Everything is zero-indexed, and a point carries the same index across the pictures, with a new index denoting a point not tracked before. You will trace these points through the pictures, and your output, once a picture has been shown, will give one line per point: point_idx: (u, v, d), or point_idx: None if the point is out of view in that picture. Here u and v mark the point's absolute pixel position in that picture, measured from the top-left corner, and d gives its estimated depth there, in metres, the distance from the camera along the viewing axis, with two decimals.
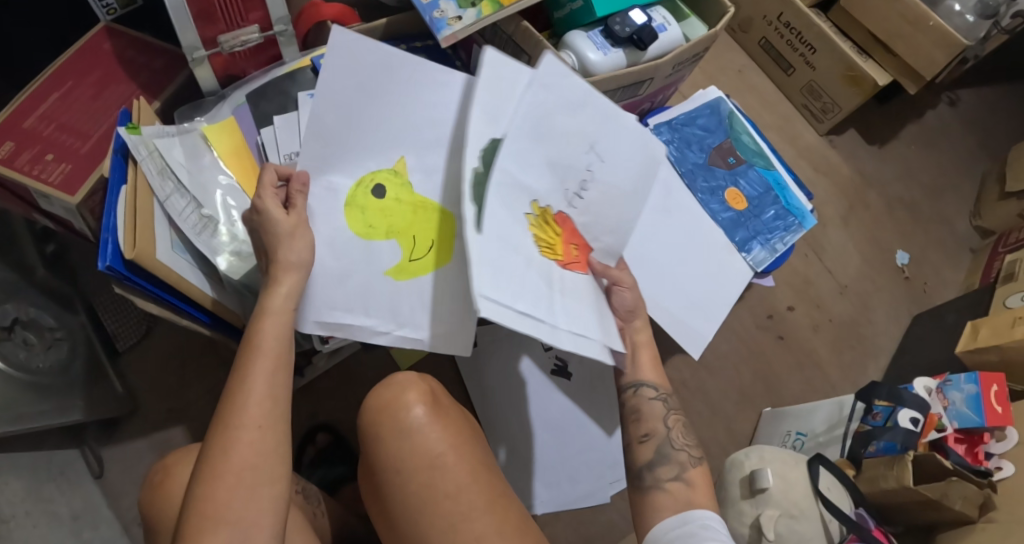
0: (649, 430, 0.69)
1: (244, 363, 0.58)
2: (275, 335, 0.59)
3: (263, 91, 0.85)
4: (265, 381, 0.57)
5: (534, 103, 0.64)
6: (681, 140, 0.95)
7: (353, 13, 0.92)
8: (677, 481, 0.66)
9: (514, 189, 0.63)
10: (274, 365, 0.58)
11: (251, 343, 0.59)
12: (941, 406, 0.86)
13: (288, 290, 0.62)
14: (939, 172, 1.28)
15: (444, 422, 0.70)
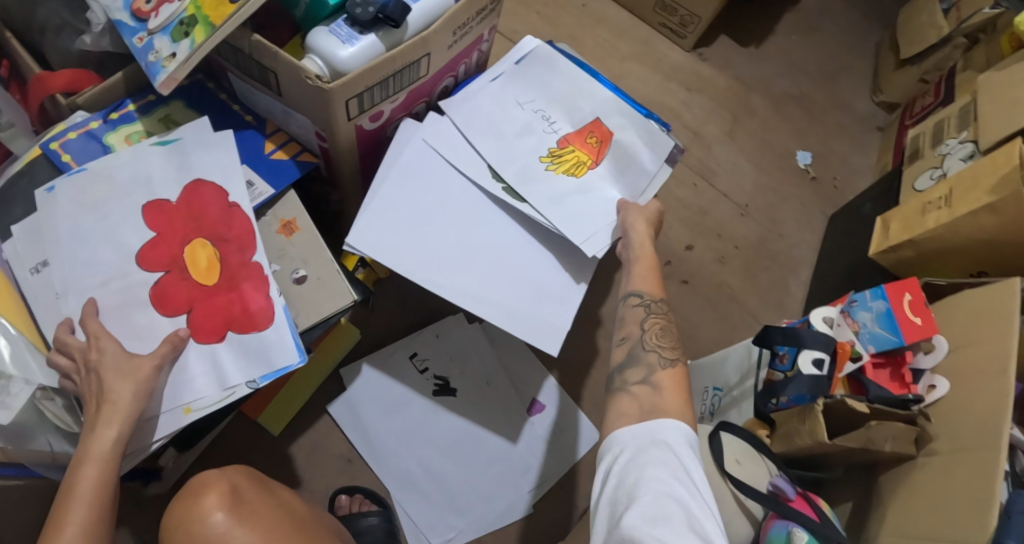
0: (626, 334, 0.70)
1: (59, 509, 0.59)
2: (95, 483, 0.59)
3: (4, 196, 0.74)
4: (79, 528, 0.58)
5: (463, 114, 0.82)
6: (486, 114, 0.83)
7: (90, 75, 0.81)
8: (644, 384, 0.65)
9: (523, 165, 0.81)
10: (91, 514, 0.59)
11: (69, 493, 0.59)
12: (852, 332, 0.73)
13: (118, 430, 0.60)
14: (826, 53, 1.14)
15: (255, 519, 0.59)
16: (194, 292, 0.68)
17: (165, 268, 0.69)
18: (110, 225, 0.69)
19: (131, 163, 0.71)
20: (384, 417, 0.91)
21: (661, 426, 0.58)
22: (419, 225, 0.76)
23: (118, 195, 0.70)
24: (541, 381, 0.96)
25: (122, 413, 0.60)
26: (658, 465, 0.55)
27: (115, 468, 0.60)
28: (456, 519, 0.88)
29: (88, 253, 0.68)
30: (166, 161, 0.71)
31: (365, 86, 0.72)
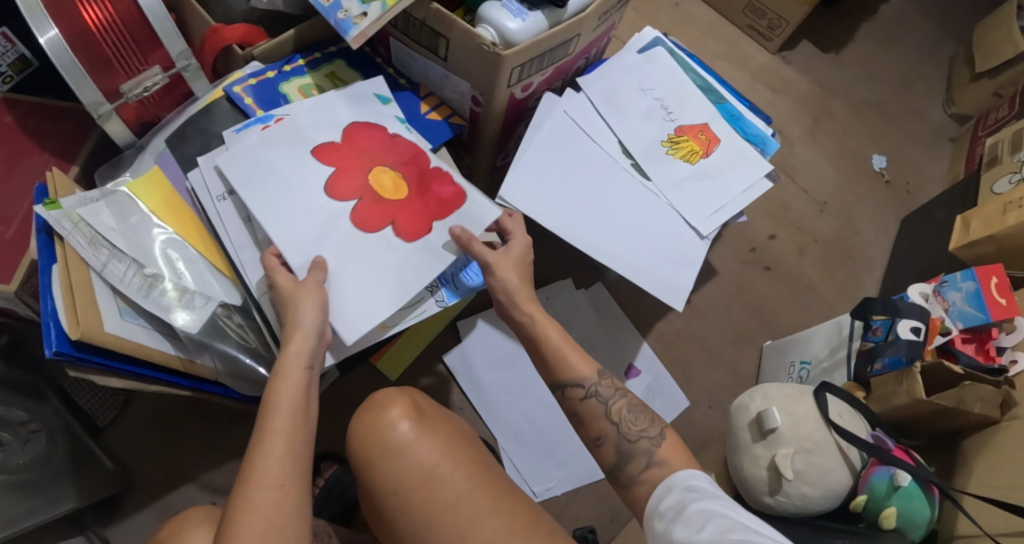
0: (599, 433, 0.68)
1: (262, 422, 0.61)
2: (290, 397, 0.62)
3: (184, 132, 0.81)
4: (283, 438, 0.60)
5: (595, 96, 0.91)
6: (613, 97, 0.92)
7: (258, 30, 0.87)
8: (650, 468, 0.64)
9: (647, 149, 0.90)
10: (290, 423, 0.61)
11: (267, 407, 0.62)
12: (942, 309, 0.83)
13: (299, 347, 0.65)
14: (901, 67, 1.24)
15: (435, 430, 0.67)
16: (390, 207, 0.77)
17: (358, 195, 0.77)
18: (305, 161, 0.77)
19: (319, 107, 0.80)
20: (495, 370, 0.98)
21: (678, 476, 0.62)
22: (557, 185, 0.84)
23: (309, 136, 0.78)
24: (635, 346, 1.01)
25: (302, 331, 0.66)
26: (701, 501, 0.58)
27: (303, 380, 0.64)
28: (556, 470, 0.96)
29: (284, 183, 0.75)
30: (354, 110, 0.81)
31: (528, 57, 0.80)
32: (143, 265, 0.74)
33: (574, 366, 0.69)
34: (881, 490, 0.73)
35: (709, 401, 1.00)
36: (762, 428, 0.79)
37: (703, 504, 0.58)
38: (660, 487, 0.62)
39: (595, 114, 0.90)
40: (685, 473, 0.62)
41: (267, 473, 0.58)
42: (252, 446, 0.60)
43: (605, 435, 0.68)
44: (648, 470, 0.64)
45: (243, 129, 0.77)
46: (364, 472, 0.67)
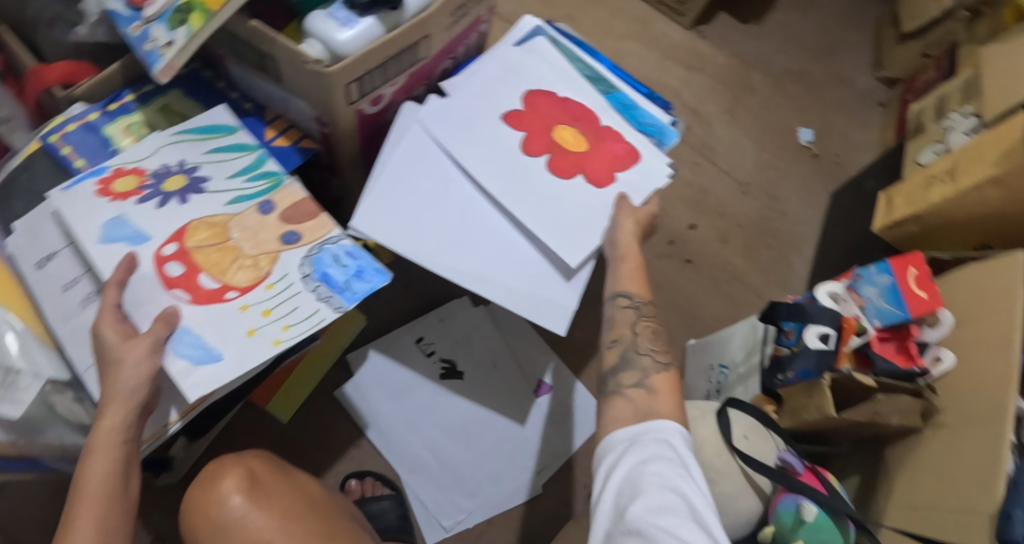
0: (617, 336, 0.65)
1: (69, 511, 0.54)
2: (103, 474, 0.55)
3: (5, 192, 0.74)
4: (93, 526, 0.54)
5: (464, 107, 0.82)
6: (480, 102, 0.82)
7: (86, 66, 0.80)
8: (639, 387, 0.61)
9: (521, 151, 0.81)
10: (103, 507, 0.55)
11: (78, 488, 0.55)
12: (857, 307, 0.73)
13: (113, 420, 0.56)
14: (826, 29, 1.14)
15: (272, 502, 0.60)
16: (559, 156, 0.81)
17: (532, 130, 0.81)
18: (155, 206, 0.67)
19: (164, 151, 0.71)
20: (393, 401, 0.91)
21: (656, 425, 0.56)
22: (417, 208, 0.75)
23: (153, 182, 0.68)
24: (545, 360, 0.96)
25: (121, 399, 0.56)
26: (657, 465, 0.52)
27: (123, 454, 0.57)
28: (466, 501, 0.89)
29: (132, 232, 0.65)
30: (203, 145, 0.72)
31: (364, 70, 0.71)
32: None
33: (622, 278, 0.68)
34: (787, 523, 0.66)
35: None
36: None
37: (662, 467, 0.52)
38: (634, 428, 0.56)
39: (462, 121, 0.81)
40: (664, 425, 0.56)
41: None
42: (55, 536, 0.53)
43: (621, 341, 0.65)
44: (638, 384, 0.61)
45: (73, 186, 0.66)
46: None
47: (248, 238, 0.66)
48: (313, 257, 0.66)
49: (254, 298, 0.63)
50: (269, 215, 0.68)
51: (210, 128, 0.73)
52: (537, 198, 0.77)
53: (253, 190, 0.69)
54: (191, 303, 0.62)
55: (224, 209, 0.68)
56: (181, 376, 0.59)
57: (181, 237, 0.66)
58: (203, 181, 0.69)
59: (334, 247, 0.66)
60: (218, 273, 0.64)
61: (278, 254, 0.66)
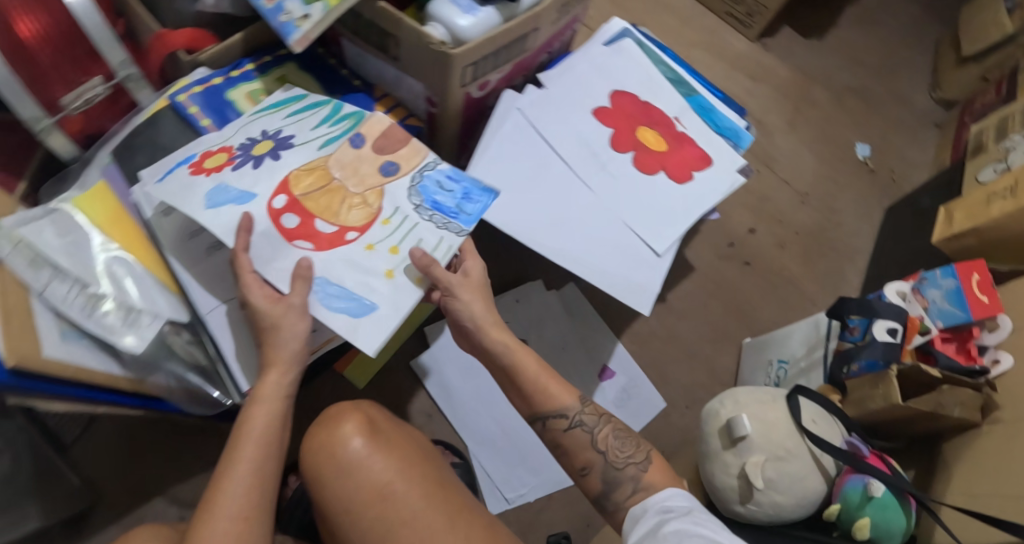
0: (585, 463, 0.68)
1: (230, 450, 0.61)
2: (263, 422, 0.63)
3: (131, 144, 0.79)
4: (249, 464, 0.60)
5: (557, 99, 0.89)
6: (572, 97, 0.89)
7: (206, 34, 0.84)
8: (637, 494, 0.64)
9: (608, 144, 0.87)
10: (261, 452, 0.61)
11: (240, 433, 0.62)
12: (921, 308, 0.79)
13: (278, 377, 0.65)
14: (884, 50, 1.19)
15: (389, 447, 0.67)
16: (642, 154, 0.87)
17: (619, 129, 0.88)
18: (250, 167, 0.71)
19: (245, 126, 0.74)
20: (466, 375, 0.96)
21: (657, 497, 0.62)
22: (518, 192, 0.81)
23: (242, 153, 0.72)
24: (611, 348, 0.98)
25: (282, 361, 0.65)
26: (679, 519, 0.58)
27: (280, 408, 0.64)
28: (529, 475, 0.94)
29: (236, 195, 0.69)
30: (279, 112, 0.76)
31: (482, 55, 0.77)
32: (87, 284, 0.72)
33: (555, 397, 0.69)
34: (854, 501, 0.70)
35: (686, 402, 0.97)
36: (732, 435, 0.75)
37: (679, 523, 0.58)
38: (639, 510, 0.62)
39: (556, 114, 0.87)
40: (664, 494, 0.62)
41: (228, 503, 0.58)
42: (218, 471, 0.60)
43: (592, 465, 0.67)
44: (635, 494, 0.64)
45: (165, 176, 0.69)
46: (317, 486, 0.67)
47: (350, 175, 0.73)
48: (418, 186, 0.74)
49: (374, 236, 0.71)
50: (362, 148, 0.74)
51: (280, 99, 0.78)
52: (623, 191, 0.85)
53: (338, 132, 0.75)
54: (316, 249, 0.69)
55: (318, 153, 0.74)
56: (345, 329, 0.66)
57: (288, 189, 0.71)
58: (289, 139, 0.74)
59: (434, 172, 0.75)
60: (333, 217, 0.71)
61: (383, 187, 0.73)
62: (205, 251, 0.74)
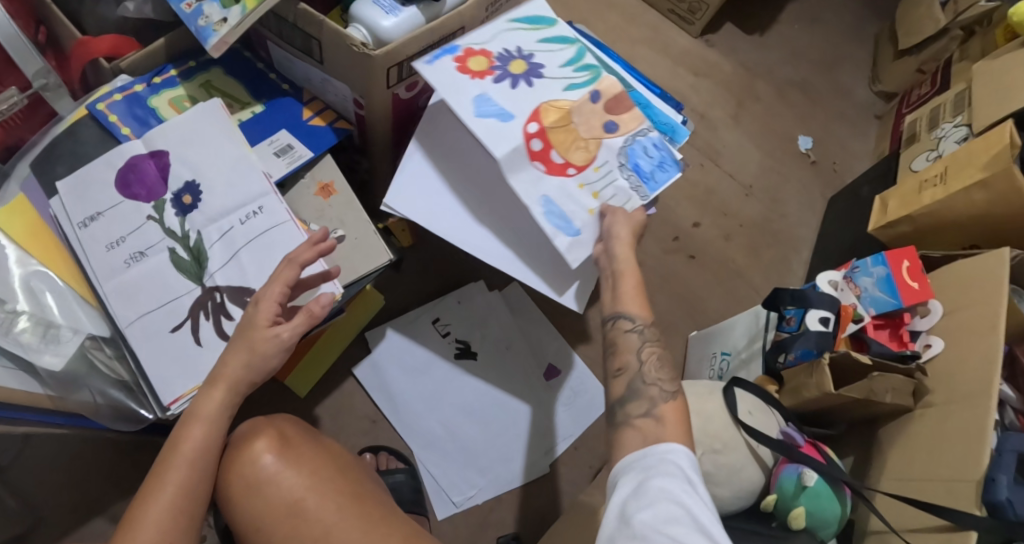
0: (622, 365, 0.64)
1: (161, 469, 0.58)
2: (199, 444, 0.59)
3: (51, 156, 0.77)
4: (176, 488, 0.57)
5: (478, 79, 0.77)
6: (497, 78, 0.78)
7: (131, 41, 0.83)
8: (647, 418, 0.60)
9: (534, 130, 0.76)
10: (192, 476, 0.58)
11: (172, 450, 0.59)
12: (854, 296, 0.79)
13: (222, 396, 0.61)
14: (825, 46, 1.21)
15: (303, 460, 0.62)
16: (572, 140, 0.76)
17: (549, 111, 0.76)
18: (510, 86, 0.75)
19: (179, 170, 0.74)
20: (408, 379, 0.94)
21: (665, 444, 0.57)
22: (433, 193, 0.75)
23: (499, 64, 0.77)
24: (557, 346, 0.99)
25: (231, 379, 0.61)
26: (667, 476, 0.54)
27: (222, 428, 0.61)
28: (476, 478, 0.92)
29: (498, 109, 0.73)
30: (533, 36, 0.80)
31: (408, 54, 0.76)
32: (4, 303, 0.70)
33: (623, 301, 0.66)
34: (788, 491, 0.70)
35: None
36: None
37: (665, 481, 0.54)
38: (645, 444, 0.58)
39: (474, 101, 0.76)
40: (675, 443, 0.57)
41: (147, 528, 0.55)
42: (144, 493, 0.57)
43: (627, 370, 0.64)
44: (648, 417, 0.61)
45: (433, 60, 0.74)
46: (228, 507, 0.62)
47: (584, 121, 0.76)
48: (629, 148, 0.76)
49: (591, 177, 0.75)
50: (598, 103, 0.77)
51: (535, 18, 0.82)
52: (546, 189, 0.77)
53: (581, 80, 0.78)
54: (547, 173, 0.74)
55: (563, 94, 0.77)
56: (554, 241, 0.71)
57: (538, 119, 0.75)
58: (541, 68, 0.78)
59: (643, 139, 0.76)
60: (563, 151, 0.75)
61: (603, 139, 0.76)
62: (126, 261, 0.72)
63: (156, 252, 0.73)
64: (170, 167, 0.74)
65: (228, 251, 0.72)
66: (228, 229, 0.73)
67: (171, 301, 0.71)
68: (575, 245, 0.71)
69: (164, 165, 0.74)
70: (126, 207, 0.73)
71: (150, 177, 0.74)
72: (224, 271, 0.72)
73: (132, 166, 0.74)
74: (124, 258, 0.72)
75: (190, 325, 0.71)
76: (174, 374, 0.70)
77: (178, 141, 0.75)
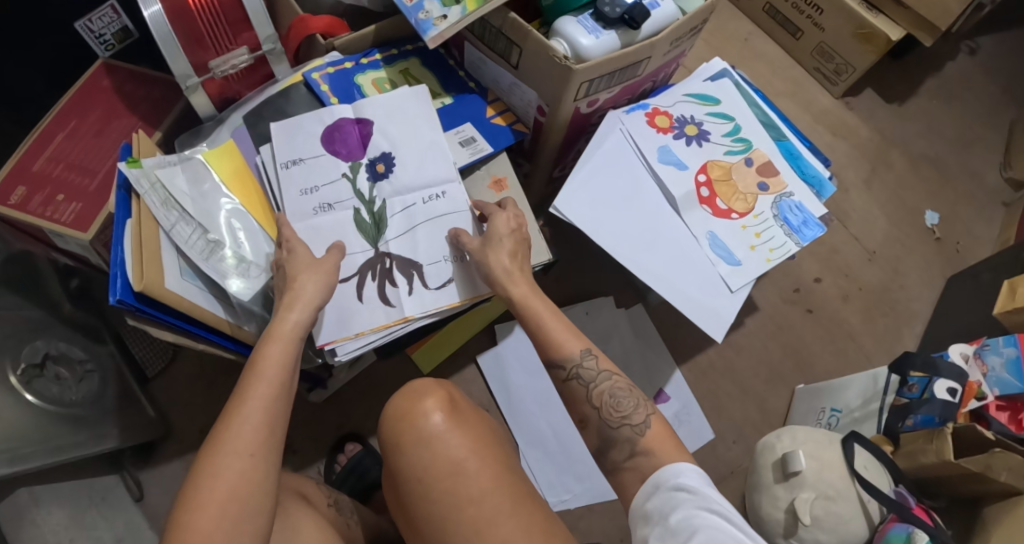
0: (582, 417, 0.73)
1: (246, 386, 0.64)
2: (278, 362, 0.66)
3: (260, 111, 0.86)
4: (262, 405, 0.63)
5: (646, 125, 0.92)
6: (662, 127, 0.93)
7: (342, 23, 0.91)
8: (633, 457, 0.68)
9: (690, 175, 0.91)
10: (272, 391, 0.64)
11: (255, 367, 0.65)
12: (980, 373, 0.83)
13: (298, 315, 0.69)
14: (961, 125, 1.22)
15: (466, 427, 0.68)
16: (720, 192, 0.91)
17: (702, 165, 0.92)
18: (685, 144, 0.93)
19: (377, 142, 0.84)
20: (525, 377, 1.01)
21: (667, 472, 0.65)
22: (603, 208, 0.86)
23: (678, 126, 0.94)
24: (669, 373, 1.01)
25: (307, 302, 0.70)
26: (689, 506, 0.61)
27: (293, 347, 0.67)
28: (573, 483, 0.98)
29: (677, 160, 0.91)
30: (702, 108, 0.97)
31: (597, 74, 0.82)
32: (207, 230, 0.79)
33: (565, 345, 0.73)
34: None
35: (734, 435, 1.00)
36: (786, 470, 0.80)
37: (687, 510, 0.61)
38: (648, 483, 0.65)
39: (642, 142, 0.91)
40: (674, 469, 0.65)
41: (237, 441, 0.61)
42: (229, 416, 0.62)
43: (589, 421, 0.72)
44: (632, 457, 0.68)
45: (630, 112, 0.92)
46: (394, 458, 0.69)
47: (741, 179, 0.93)
48: (777, 204, 0.93)
49: (751, 222, 0.91)
50: (751, 168, 0.94)
51: (703, 95, 0.98)
52: (699, 224, 0.89)
53: (737, 148, 0.95)
54: (713, 215, 0.90)
55: (725, 157, 0.93)
56: (718, 270, 0.88)
57: (706, 171, 0.92)
58: (708, 134, 0.94)
59: (789, 200, 0.93)
60: (726, 200, 0.91)
61: (757, 195, 0.92)
62: (313, 209, 0.80)
63: (343, 208, 0.81)
64: (372, 136, 0.84)
65: (405, 224, 0.81)
66: (411, 205, 0.82)
67: (349, 256, 0.79)
68: (737, 274, 0.88)
69: (367, 133, 0.84)
70: (325, 161, 0.82)
71: (352, 141, 0.84)
72: (398, 241, 0.81)
73: (338, 127, 0.83)
74: (315, 204, 0.80)
75: (357, 281, 0.78)
76: (335, 321, 0.76)
77: (382, 114, 0.85)
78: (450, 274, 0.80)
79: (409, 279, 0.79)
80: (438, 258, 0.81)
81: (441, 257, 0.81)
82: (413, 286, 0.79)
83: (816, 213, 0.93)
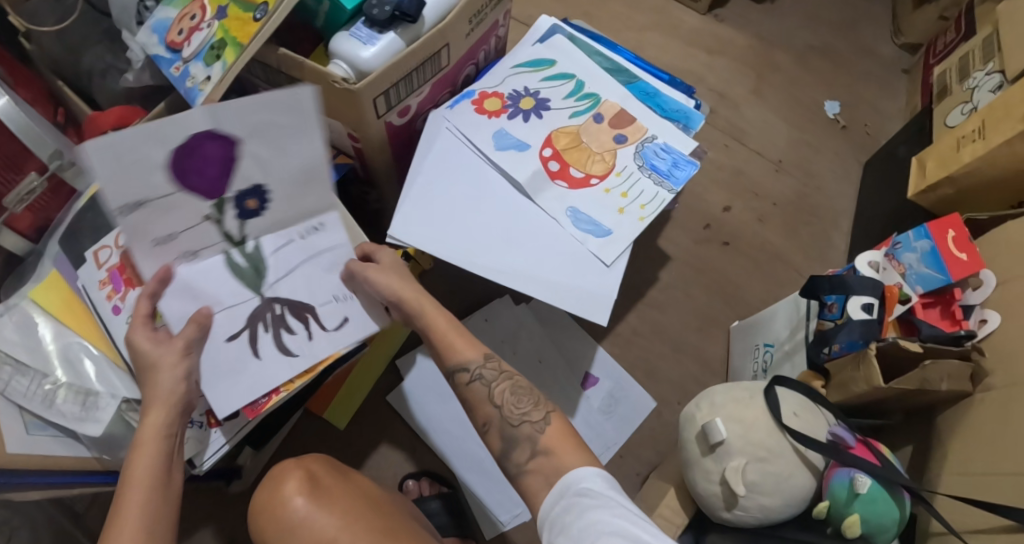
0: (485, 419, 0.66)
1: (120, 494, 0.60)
2: (149, 464, 0.61)
3: (75, 231, 0.80)
4: (138, 510, 0.59)
5: (473, 115, 0.84)
6: (492, 111, 0.85)
7: (134, 110, 0.85)
8: (536, 458, 0.62)
9: (534, 153, 0.83)
10: (146, 492, 0.60)
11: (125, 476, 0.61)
12: (898, 274, 0.73)
13: (158, 414, 0.63)
14: (843, 4, 1.15)
15: (333, 503, 0.64)
16: (572, 161, 0.83)
17: (545, 139, 0.84)
18: (523, 122, 0.84)
19: (243, 168, 0.66)
20: (441, 406, 0.95)
21: (573, 477, 0.58)
22: (444, 219, 0.79)
23: (511, 103, 0.86)
24: (591, 353, 0.93)
25: (167, 399, 0.64)
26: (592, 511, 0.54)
27: (163, 448, 0.63)
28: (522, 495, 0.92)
29: (515, 141, 0.83)
30: (536, 75, 0.88)
31: (386, 84, 0.74)
32: (46, 374, 0.75)
33: (461, 350, 0.68)
34: (841, 498, 0.67)
35: (678, 396, 0.92)
36: (709, 441, 0.72)
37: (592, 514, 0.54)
38: (554, 491, 0.58)
39: (473, 133, 0.83)
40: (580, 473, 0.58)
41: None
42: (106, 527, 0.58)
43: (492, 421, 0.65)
44: (534, 457, 0.62)
45: (455, 105, 0.84)
46: None
47: (594, 139, 0.85)
48: (640, 153, 0.84)
49: (614, 182, 0.83)
50: (602, 123, 0.85)
51: (535, 61, 0.89)
52: (557, 202, 0.81)
53: (584, 107, 0.86)
54: (570, 189, 0.82)
55: (571, 121, 0.85)
56: (585, 245, 0.80)
57: (551, 144, 0.84)
58: (547, 102, 0.86)
59: (652, 144, 0.85)
60: (580, 166, 0.83)
61: (616, 150, 0.84)
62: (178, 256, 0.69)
63: (210, 252, 0.71)
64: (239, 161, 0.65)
65: (287, 262, 0.74)
66: (288, 239, 0.74)
67: (229, 307, 0.72)
68: (610, 243, 0.80)
69: (229, 155, 0.65)
70: (180, 199, 0.65)
71: (212, 164, 0.64)
72: (285, 282, 0.74)
73: (192, 149, 0.62)
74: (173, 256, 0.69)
75: (248, 335, 0.72)
76: (222, 386, 0.70)
77: (248, 130, 0.63)
78: (344, 313, 0.75)
79: (306, 323, 0.74)
80: (330, 299, 0.75)
81: (334, 294, 0.75)
82: (312, 331, 0.74)
83: (685, 150, 0.85)
